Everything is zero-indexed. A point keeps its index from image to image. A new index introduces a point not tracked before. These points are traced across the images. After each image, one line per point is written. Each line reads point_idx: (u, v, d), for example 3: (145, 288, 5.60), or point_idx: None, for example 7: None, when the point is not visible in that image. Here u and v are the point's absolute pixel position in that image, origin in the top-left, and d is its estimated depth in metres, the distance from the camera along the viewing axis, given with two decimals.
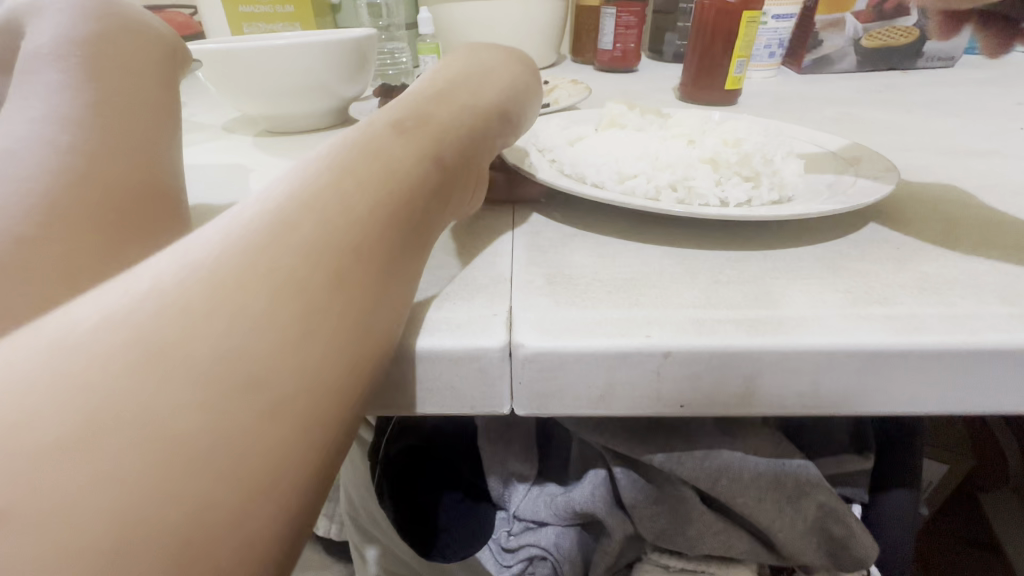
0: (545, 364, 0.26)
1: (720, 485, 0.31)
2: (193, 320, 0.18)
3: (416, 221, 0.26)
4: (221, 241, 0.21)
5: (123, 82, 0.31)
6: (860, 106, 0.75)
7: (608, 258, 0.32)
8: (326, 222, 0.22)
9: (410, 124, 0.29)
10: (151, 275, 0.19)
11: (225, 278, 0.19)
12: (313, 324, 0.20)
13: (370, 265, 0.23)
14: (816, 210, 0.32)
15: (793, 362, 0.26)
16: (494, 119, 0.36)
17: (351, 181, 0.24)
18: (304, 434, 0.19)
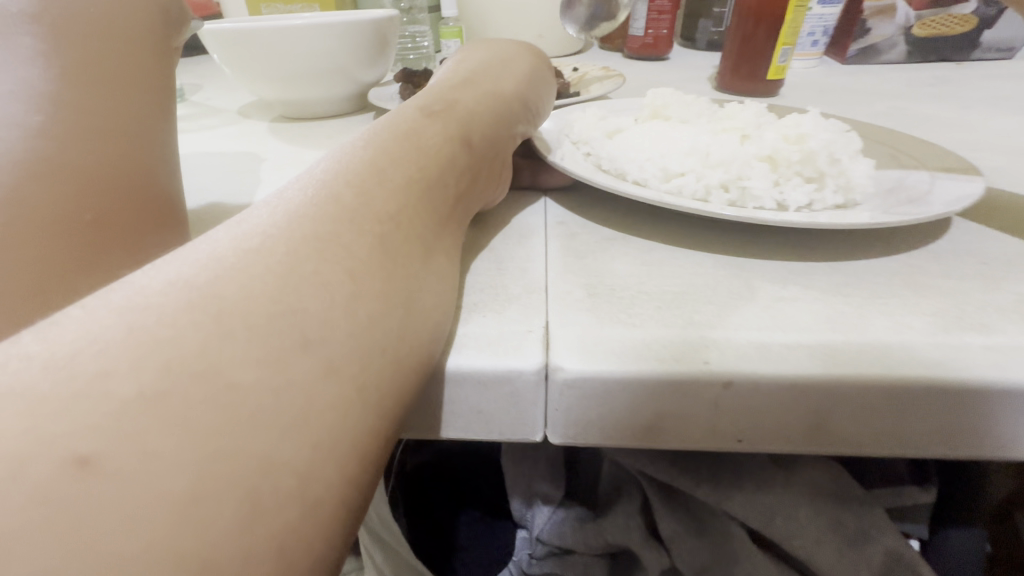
0: (586, 390, 0.23)
1: (773, 524, 0.28)
2: (195, 350, 0.15)
3: (432, 235, 0.25)
4: (223, 262, 0.18)
5: (121, 49, 0.25)
6: (914, 100, 0.70)
7: (654, 267, 0.29)
8: (339, 238, 0.21)
9: (420, 135, 0.28)
10: (142, 299, 0.16)
11: (227, 302, 0.17)
12: (325, 352, 0.18)
13: (386, 283, 0.21)
14: (892, 220, 0.29)
15: (876, 398, 0.22)
16: (508, 127, 0.35)
17: (361, 198, 0.23)
18: (324, 485, 0.16)
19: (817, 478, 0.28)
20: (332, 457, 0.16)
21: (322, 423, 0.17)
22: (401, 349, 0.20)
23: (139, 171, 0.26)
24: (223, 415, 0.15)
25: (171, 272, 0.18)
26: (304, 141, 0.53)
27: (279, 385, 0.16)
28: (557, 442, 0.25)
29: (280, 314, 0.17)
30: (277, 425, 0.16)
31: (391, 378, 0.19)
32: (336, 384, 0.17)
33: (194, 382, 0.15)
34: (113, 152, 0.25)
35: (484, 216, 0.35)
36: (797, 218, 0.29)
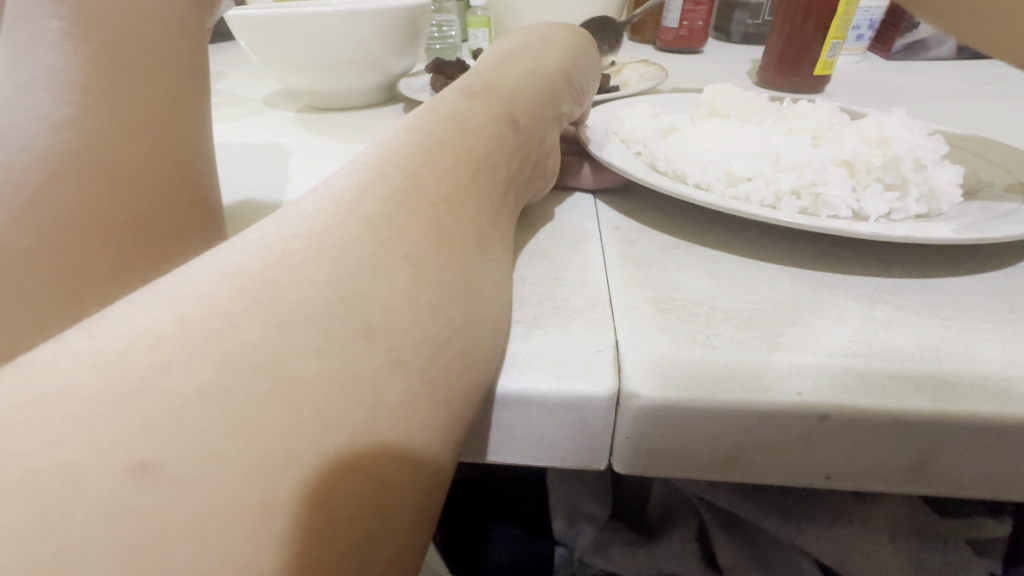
0: (663, 420, 0.21)
1: (851, 563, 0.26)
2: (252, 363, 0.12)
3: (484, 226, 0.22)
4: (279, 244, 0.16)
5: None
6: (968, 99, 0.66)
7: (725, 280, 0.27)
8: (386, 228, 0.18)
9: (463, 116, 0.24)
10: (184, 297, 0.14)
11: (288, 286, 0.14)
12: (396, 340, 0.15)
13: (448, 270, 0.18)
14: (987, 234, 0.26)
15: (990, 438, 0.20)
16: (554, 108, 0.31)
17: (408, 184, 0.20)
18: (404, 497, 0.14)
19: (899, 513, 0.26)
20: (412, 462, 0.14)
21: (400, 421, 0.14)
22: (468, 339, 0.18)
23: (172, 160, 0.23)
24: (295, 414, 0.12)
25: (222, 256, 0.15)
26: (333, 133, 0.52)
27: (352, 377, 0.14)
28: (622, 471, 0.23)
29: (345, 298, 0.15)
30: (353, 424, 0.13)
31: (464, 370, 0.17)
32: (410, 378, 0.15)
33: (258, 377, 0.12)
34: (141, 136, 0.22)
35: (533, 215, 0.33)
36: (876, 229, 0.26)
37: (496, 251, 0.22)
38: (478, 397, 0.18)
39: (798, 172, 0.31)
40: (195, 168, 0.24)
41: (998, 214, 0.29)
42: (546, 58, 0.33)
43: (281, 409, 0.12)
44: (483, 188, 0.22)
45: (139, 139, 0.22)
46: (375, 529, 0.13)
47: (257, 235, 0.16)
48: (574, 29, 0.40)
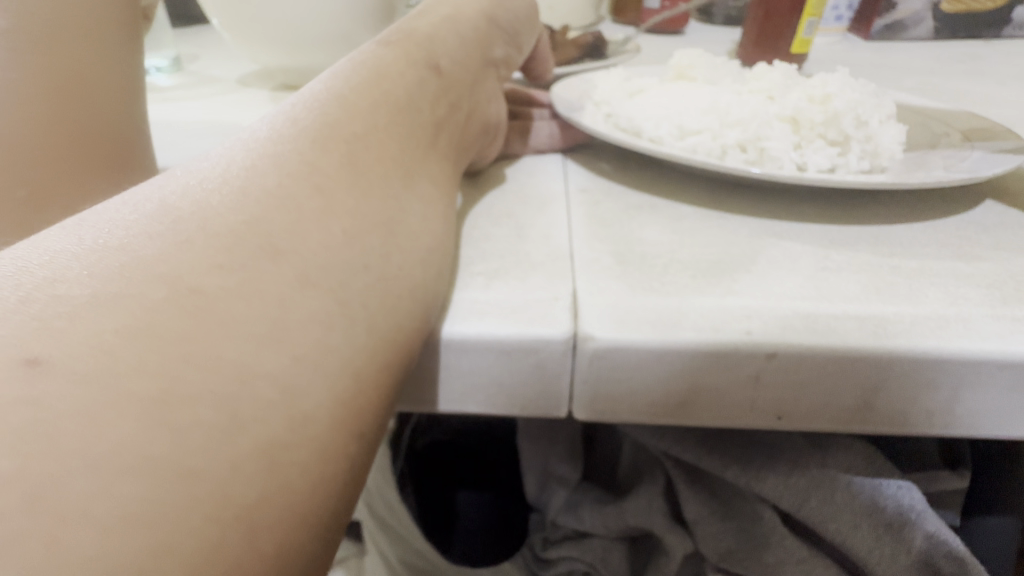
0: (617, 363, 0.21)
1: (808, 506, 0.26)
2: (145, 291, 0.14)
3: (408, 163, 0.22)
4: (192, 180, 0.17)
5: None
6: (944, 76, 0.67)
7: (686, 235, 0.27)
8: (299, 162, 0.18)
9: (380, 63, 0.24)
10: (100, 234, 0.15)
11: (190, 216, 0.16)
12: (301, 261, 0.16)
13: (366, 202, 0.19)
14: (913, 180, 0.27)
15: (934, 374, 0.20)
16: (481, 56, 0.32)
17: (322, 122, 0.20)
18: (312, 401, 0.15)
19: (854, 459, 0.27)
20: (326, 374, 0.15)
21: (304, 331, 0.15)
22: (390, 267, 0.19)
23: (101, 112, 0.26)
24: (192, 318, 0.14)
25: (142, 198, 0.16)
26: None
27: (251, 292, 0.15)
28: (582, 417, 0.23)
29: (249, 224, 0.16)
30: (250, 332, 0.15)
31: (384, 294, 0.18)
32: (319, 296, 0.16)
33: (151, 289, 0.14)
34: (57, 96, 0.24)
35: (492, 177, 0.33)
36: (816, 175, 0.28)
37: (426, 188, 0.22)
38: (406, 319, 0.19)
39: (745, 126, 0.32)
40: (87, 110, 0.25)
41: (937, 168, 0.30)
42: (469, 6, 0.33)
43: (173, 313, 0.14)
44: (405, 130, 0.23)
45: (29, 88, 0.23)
46: (281, 429, 0.14)
47: (179, 179, 0.17)
48: None
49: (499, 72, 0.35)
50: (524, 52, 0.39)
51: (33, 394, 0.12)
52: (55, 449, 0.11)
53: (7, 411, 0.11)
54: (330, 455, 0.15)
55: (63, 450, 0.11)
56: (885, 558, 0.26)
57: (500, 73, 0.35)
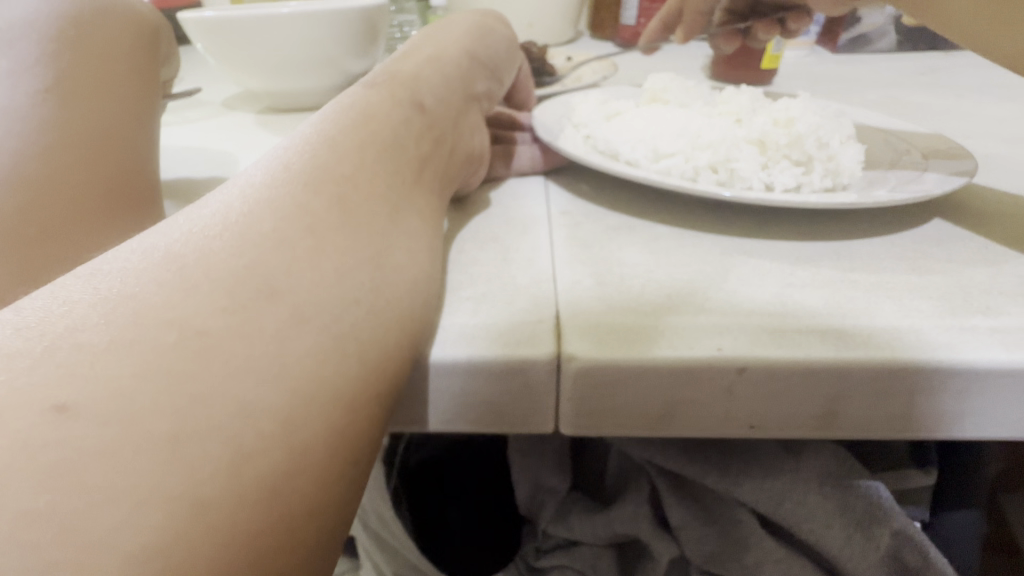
0: (599, 380, 0.22)
1: (784, 508, 0.28)
2: (154, 336, 0.15)
3: (395, 199, 0.23)
4: (193, 226, 0.19)
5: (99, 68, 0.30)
6: (906, 88, 0.70)
7: (661, 254, 0.29)
8: (290, 204, 0.20)
9: (368, 104, 0.26)
10: (114, 280, 0.16)
11: (193, 261, 0.17)
12: (297, 297, 0.18)
13: (355, 238, 0.20)
14: (874, 200, 0.29)
15: (893, 382, 0.22)
16: (464, 91, 0.33)
17: (314, 165, 0.21)
18: (309, 432, 0.16)
19: (826, 462, 0.28)
20: (320, 407, 0.16)
21: (301, 367, 0.17)
22: (380, 300, 0.20)
23: (115, 159, 0.29)
24: (198, 361, 0.15)
25: (147, 248, 0.18)
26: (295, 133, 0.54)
27: (250, 332, 0.16)
28: (568, 433, 0.24)
29: (247, 267, 0.17)
30: (251, 369, 0.16)
31: (377, 325, 0.19)
32: (313, 332, 0.17)
33: (158, 334, 0.15)
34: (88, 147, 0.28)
35: (476, 201, 0.35)
36: (785, 197, 0.30)
37: (412, 223, 0.24)
38: (400, 347, 0.20)
39: (715, 149, 0.34)
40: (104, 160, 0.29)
41: (894, 185, 0.33)
42: (451, 44, 0.35)
43: (178, 354, 0.15)
44: (392, 167, 0.24)
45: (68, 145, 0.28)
46: (278, 460, 0.15)
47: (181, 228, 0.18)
48: (484, 16, 0.42)
49: (483, 103, 0.36)
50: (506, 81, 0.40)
51: (60, 437, 0.13)
52: (82, 485, 0.13)
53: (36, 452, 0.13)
54: (328, 483, 0.16)
55: (87, 486, 0.13)
56: (855, 553, 0.28)
57: (484, 105, 0.37)
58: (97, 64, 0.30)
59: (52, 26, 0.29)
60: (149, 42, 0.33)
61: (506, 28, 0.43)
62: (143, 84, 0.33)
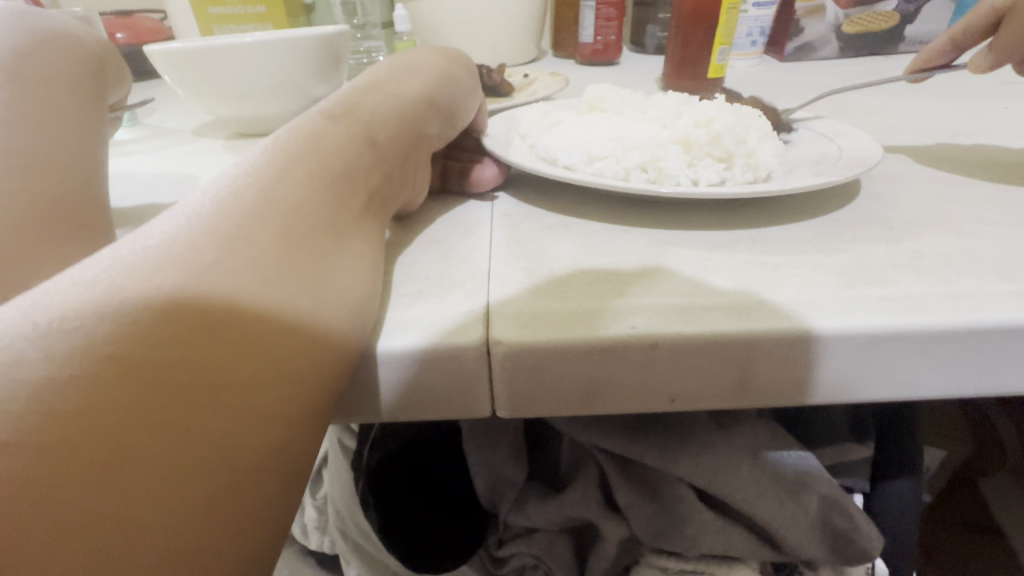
0: (525, 363, 0.24)
1: (717, 480, 0.30)
2: (94, 375, 0.16)
3: (339, 225, 0.25)
4: (133, 251, 0.19)
5: (43, 100, 0.32)
6: (844, 90, 0.74)
7: (591, 247, 0.31)
8: (238, 234, 0.21)
9: (322, 136, 0.27)
10: (48, 307, 0.17)
11: (133, 289, 0.17)
12: (241, 330, 0.19)
13: (299, 272, 0.21)
14: (788, 188, 0.32)
15: (790, 352, 0.24)
16: (420, 117, 0.34)
17: (260, 194, 0.22)
18: (246, 456, 0.18)
19: (758, 437, 0.31)
20: (256, 431, 0.18)
21: (238, 395, 0.18)
22: (318, 325, 0.21)
23: (65, 187, 0.31)
24: (140, 392, 0.16)
25: (78, 271, 0.18)
26: None
27: (194, 364, 0.17)
28: (503, 415, 0.26)
29: (192, 297, 0.18)
30: (193, 402, 0.17)
31: (310, 352, 0.21)
32: (254, 361, 0.19)
33: (101, 373, 0.16)
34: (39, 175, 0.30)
35: (424, 210, 0.37)
36: (707, 190, 0.32)
37: (356, 248, 0.25)
38: (331, 368, 0.21)
39: (643, 150, 0.36)
40: (56, 186, 0.31)
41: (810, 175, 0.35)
42: (413, 84, 0.36)
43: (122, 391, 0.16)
44: (339, 197, 0.26)
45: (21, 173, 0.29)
46: (217, 487, 0.17)
47: (113, 253, 0.19)
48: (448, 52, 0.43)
49: (444, 130, 0.37)
50: (470, 111, 0.41)
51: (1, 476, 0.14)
52: (27, 522, 0.14)
53: None
54: (257, 501, 0.18)
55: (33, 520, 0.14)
56: (787, 519, 0.30)
57: (443, 131, 0.37)
58: (44, 101, 0.32)
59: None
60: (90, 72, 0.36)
61: (465, 62, 0.44)
62: (88, 111, 0.35)
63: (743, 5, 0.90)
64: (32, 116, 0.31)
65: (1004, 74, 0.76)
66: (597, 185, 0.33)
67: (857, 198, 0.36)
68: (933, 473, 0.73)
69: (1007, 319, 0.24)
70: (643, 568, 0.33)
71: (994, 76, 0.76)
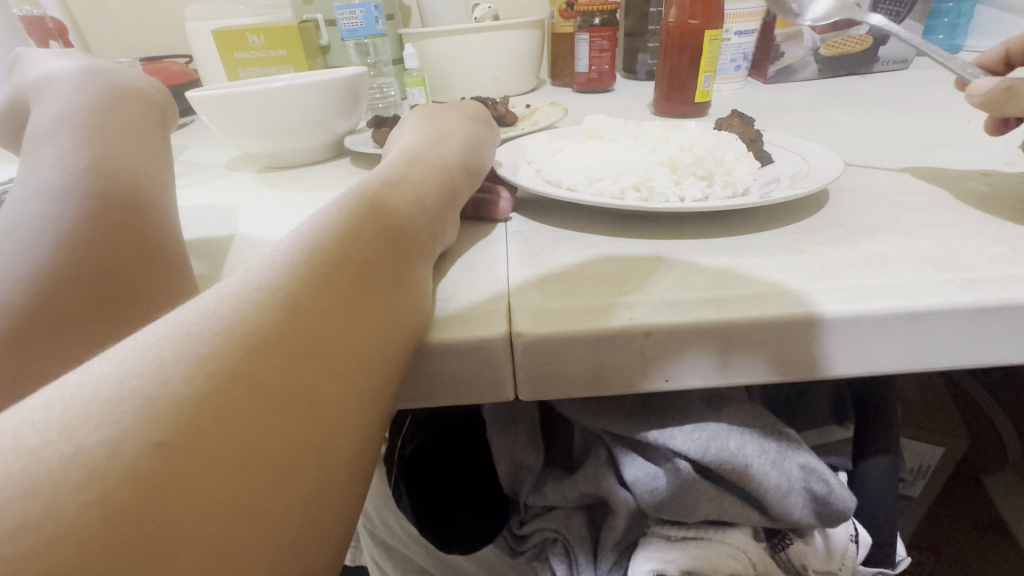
0: (542, 350, 0.29)
1: (710, 453, 0.33)
2: (222, 394, 0.19)
3: (401, 273, 0.28)
4: (236, 294, 0.23)
5: (122, 141, 0.37)
6: (822, 110, 0.81)
7: (593, 256, 0.36)
8: (323, 284, 0.24)
9: (384, 198, 0.31)
10: (175, 336, 0.21)
11: (245, 328, 0.21)
12: (330, 363, 0.22)
13: (372, 314, 0.25)
14: (762, 201, 0.37)
15: (763, 335, 0.29)
16: (455, 169, 0.38)
17: (338, 249, 0.26)
18: (337, 458, 0.21)
19: (744, 416, 0.35)
20: (344, 440, 0.22)
21: (332, 413, 0.22)
22: (386, 355, 0.25)
23: (147, 228, 0.34)
24: (258, 407, 0.20)
25: (193, 308, 0.22)
26: (290, 187, 0.61)
27: (298, 388, 0.21)
28: (526, 397, 0.31)
29: (285, 336, 0.22)
30: (298, 417, 0.21)
31: (383, 377, 0.25)
32: (342, 388, 0.22)
33: (229, 391, 0.19)
34: (120, 213, 0.33)
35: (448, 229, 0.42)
36: (692, 205, 0.37)
37: (415, 290, 0.29)
38: (393, 393, 0.25)
39: (635, 172, 0.42)
40: (138, 226, 0.33)
41: (782, 189, 0.41)
42: (453, 147, 0.40)
43: (246, 408, 0.19)
44: (400, 245, 0.29)
45: (105, 215, 0.33)
46: (314, 484, 0.20)
47: (219, 296, 0.23)
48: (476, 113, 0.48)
49: (476, 176, 0.41)
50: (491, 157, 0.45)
51: (158, 471, 0.17)
52: (180, 506, 0.17)
53: (142, 481, 0.17)
54: (340, 490, 0.22)
55: (184, 505, 0.17)
56: (773, 484, 0.34)
57: (475, 177, 0.41)
58: (121, 143, 0.37)
59: (82, 117, 0.37)
60: (150, 118, 0.41)
61: (488, 120, 0.48)
62: (156, 149, 0.40)
63: (725, 33, 0.97)
64: (109, 154, 0.35)
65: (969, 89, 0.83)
66: (597, 202, 0.39)
67: (823, 207, 0.41)
68: (924, 467, 0.77)
69: (940, 302, 0.28)
70: (650, 537, 0.37)
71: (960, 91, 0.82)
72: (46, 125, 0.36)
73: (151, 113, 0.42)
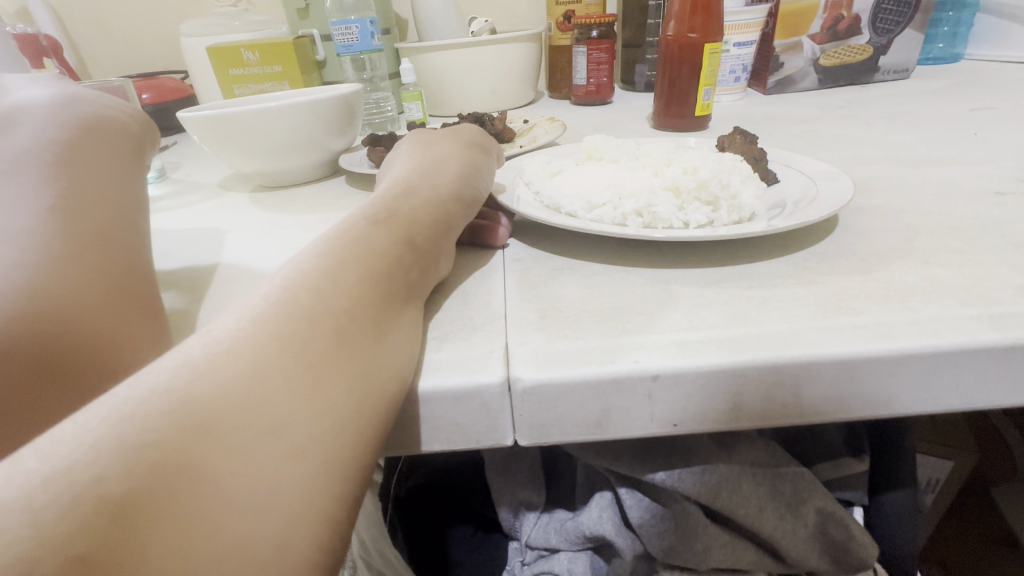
0: (542, 396, 0.27)
1: (721, 496, 0.32)
2: (169, 478, 0.17)
3: (383, 321, 0.26)
4: (202, 353, 0.21)
5: (96, 178, 0.35)
6: (824, 122, 0.79)
7: (595, 288, 0.34)
8: (295, 342, 0.22)
9: (369, 241, 0.29)
10: (133, 402, 0.19)
11: (211, 395, 0.19)
12: (298, 434, 0.20)
13: (351, 372, 0.23)
14: (771, 228, 0.35)
15: (775, 379, 0.27)
16: (447, 200, 0.37)
17: (316, 302, 0.24)
18: (296, 547, 0.19)
19: (756, 454, 0.34)
20: (308, 523, 0.19)
21: (293, 493, 0.19)
22: (363, 419, 0.23)
23: (124, 272, 0.32)
24: (206, 493, 0.18)
25: (158, 368, 0.20)
26: (283, 209, 0.60)
27: (255, 467, 0.19)
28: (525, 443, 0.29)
29: (249, 405, 0.20)
30: (252, 502, 0.18)
31: (358, 445, 0.22)
32: (308, 462, 0.20)
33: (176, 478, 0.17)
34: (90, 252, 0.31)
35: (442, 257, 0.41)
36: (700, 231, 0.35)
37: (399, 340, 0.27)
38: (369, 463, 0.23)
39: (637, 198, 0.40)
40: (112, 266, 0.32)
41: (789, 214, 0.39)
42: (446, 175, 0.39)
43: (191, 497, 0.17)
44: (386, 289, 0.28)
45: (77, 252, 0.31)
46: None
47: (185, 354, 0.21)
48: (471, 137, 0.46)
49: (471, 208, 0.39)
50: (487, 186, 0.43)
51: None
52: None
53: None
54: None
55: None
56: (786, 531, 0.34)
57: (470, 210, 0.39)
58: (97, 180, 0.35)
59: (53, 149, 0.35)
60: (130, 152, 0.40)
61: (489, 149, 0.47)
62: (132, 186, 0.38)
63: (724, 44, 0.96)
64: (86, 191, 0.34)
65: (973, 99, 0.82)
66: (598, 230, 0.37)
67: (833, 232, 0.40)
68: (934, 480, 0.76)
69: (965, 342, 0.27)
70: None
71: (964, 102, 0.81)
72: (9, 160, 0.34)
73: (131, 146, 0.40)
